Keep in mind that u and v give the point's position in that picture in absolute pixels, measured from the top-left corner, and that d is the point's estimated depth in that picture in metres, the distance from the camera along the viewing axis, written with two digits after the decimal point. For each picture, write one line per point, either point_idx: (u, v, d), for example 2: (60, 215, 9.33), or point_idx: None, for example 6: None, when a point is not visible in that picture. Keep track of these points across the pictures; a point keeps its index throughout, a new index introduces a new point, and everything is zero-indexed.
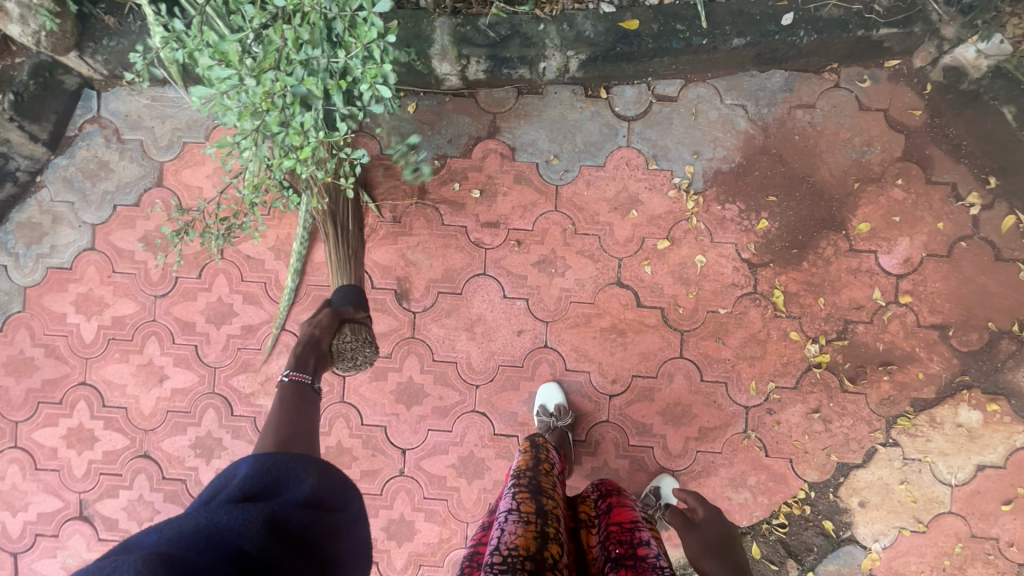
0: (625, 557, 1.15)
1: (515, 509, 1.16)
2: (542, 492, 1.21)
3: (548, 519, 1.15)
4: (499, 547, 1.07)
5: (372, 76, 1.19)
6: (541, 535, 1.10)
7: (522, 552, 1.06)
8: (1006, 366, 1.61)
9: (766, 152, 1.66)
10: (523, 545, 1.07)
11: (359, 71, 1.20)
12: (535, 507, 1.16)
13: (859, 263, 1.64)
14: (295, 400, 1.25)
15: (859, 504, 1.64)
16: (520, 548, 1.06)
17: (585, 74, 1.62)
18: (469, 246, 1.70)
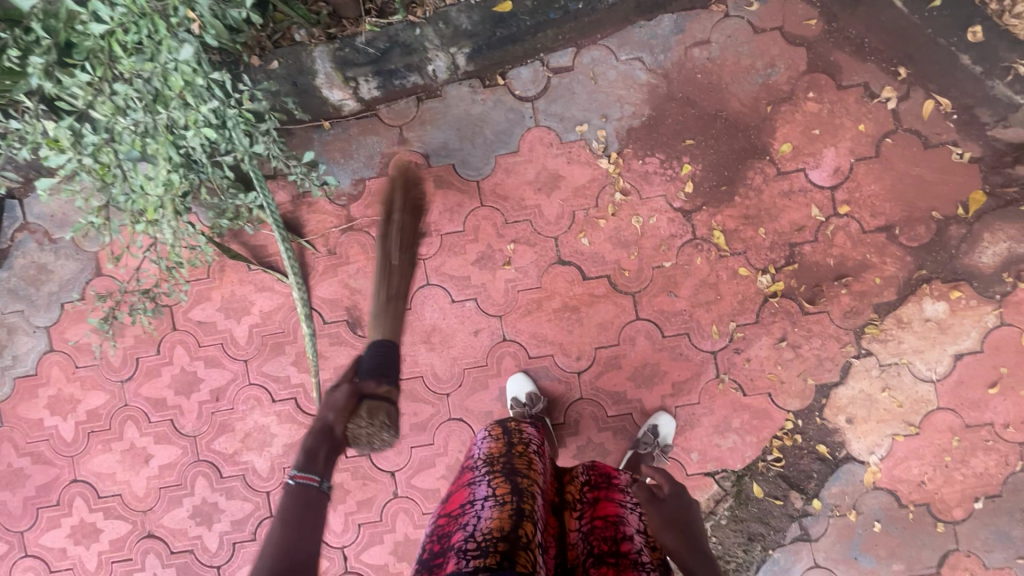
0: (607, 553, 1.12)
1: (492, 491, 1.17)
2: (517, 471, 1.21)
3: (524, 497, 1.15)
4: (474, 533, 1.08)
5: (193, 123, 1.24)
6: (517, 514, 1.11)
7: (496, 534, 1.07)
8: (961, 251, 1.58)
9: (673, 98, 1.64)
10: (497, 527, 1.08)
11: (183, 120, 1.24)
12: (511, 487, 1.16)
13: (792, 185, 1.63)
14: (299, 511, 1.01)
15: (847, 422, 1.62)
16: (494, 531, 1.07)
17: (477, 65, 1.63)
18: (407, 260, 1.71)
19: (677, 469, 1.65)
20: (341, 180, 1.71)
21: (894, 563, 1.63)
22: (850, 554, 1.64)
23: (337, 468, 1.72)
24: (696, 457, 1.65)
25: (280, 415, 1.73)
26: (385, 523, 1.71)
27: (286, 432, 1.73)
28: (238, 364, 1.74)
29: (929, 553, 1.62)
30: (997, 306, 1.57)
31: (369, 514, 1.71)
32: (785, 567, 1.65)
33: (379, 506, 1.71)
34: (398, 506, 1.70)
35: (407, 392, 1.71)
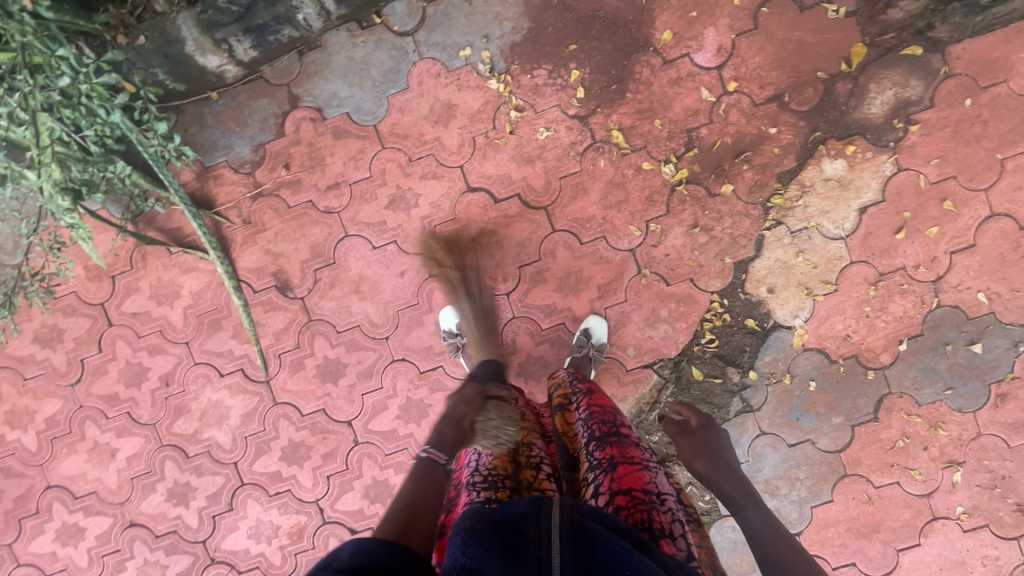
0: (608, 435, 1.13)
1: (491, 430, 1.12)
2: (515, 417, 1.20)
3: (520, 446, 1.12)
4: (478, 467, 1.05)
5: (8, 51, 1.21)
6: (514, 458, 1.08)
7: (502, 473, 1.04)
8: (851, 106, 1.61)
9: (549, 6, 1.64)
10: (501, 466, 1.05)
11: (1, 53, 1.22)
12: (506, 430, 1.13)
13: (679, 72, 1.64)
14: None
15: (768, 292, 1.68)
16: (499, 468, 1.05)
17: (349, 6, 1.63)
18: (322, 216, 1.73)
19: (616, 367, 1.72)
20: (242, 149, 1.71)
21: (834, 416, 1.71)
22: (792, 415, 1.72)
23: (296, 428, 1.77)
24: (632, 352, 1.71)
25: (231, 388, 1.78)
26: (351, 470, 1.77)
27: (240, 404, 1.78)
28: (180, 346, 1.77)
29: (865, 401, 1.70)
30: (892, 154, 1.61)
31: (335, 465, 1.77)
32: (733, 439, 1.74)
33: (343, 456, 1.77)
34: (360, 453, 1.76)
35: (348, 342, 1.75)
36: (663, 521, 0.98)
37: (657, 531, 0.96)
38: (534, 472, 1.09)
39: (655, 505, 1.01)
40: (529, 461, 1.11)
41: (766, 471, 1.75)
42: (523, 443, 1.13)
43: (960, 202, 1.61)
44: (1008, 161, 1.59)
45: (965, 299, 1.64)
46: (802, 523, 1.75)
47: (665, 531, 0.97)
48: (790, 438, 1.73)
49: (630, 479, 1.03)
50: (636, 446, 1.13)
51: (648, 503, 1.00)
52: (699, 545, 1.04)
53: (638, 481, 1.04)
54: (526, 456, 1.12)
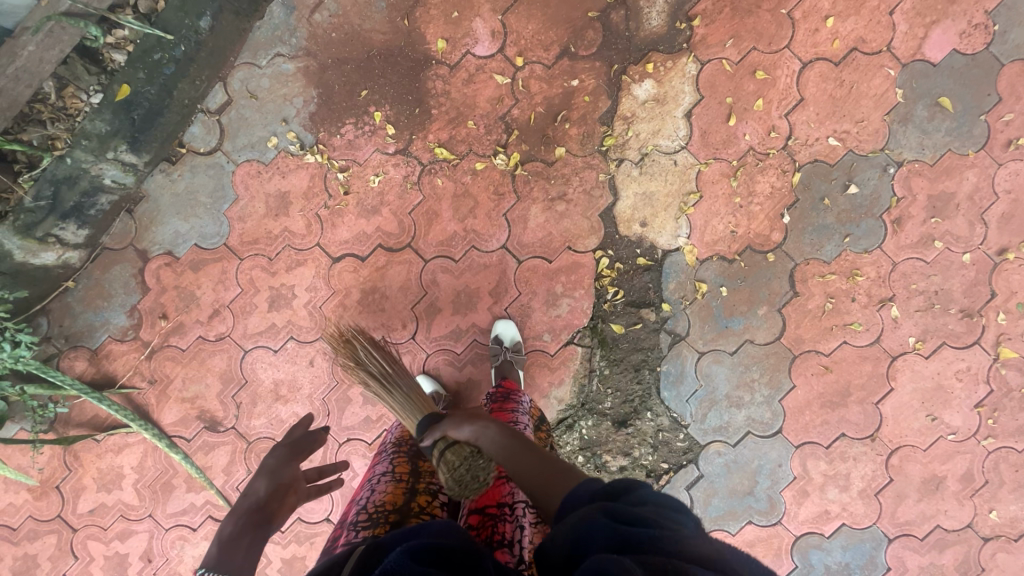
0: None
1: (392, 467, 1.22)
2: (422, 450, 1.27)
3: (421, 476, 1.20)
4: (367, 506, 1.13)
5: None
6: (411, 490, 1.16)
7: (388, 507, 1.11)
8: (633, 29, 1.64)
9: (327, 67, 1.68)
10: (391, 500, 1.12)
11: None
12: (410, 462, 1.23)
13: (468, 71, 1.68)
14: None
15: (642, 226, 1.69)
16: (387, 504, 1.12)
17: (149, 150, 1.66)
18: (217, 345, 1.76)
19: (541, 356, 1.74)
20: (118, 318, 1.75)
21: (758, 309, 1.72)
22: (720, 326, 1.73)
23: (282, 545, 1.78)
24: (549, 337, 1.73)
25: (209, 536, 1.79)
26: None
27: None
28: (146, 520, 1.79)
29: (779, 283, 1.71)
30: (690, 53, 1.64)
31: None
32: (678, 372, 1.74)
33: None
34: None
35: None
36: (506, 531, 1.04)
37: (495, 542, 1.02)
38: (429, 498, 1.15)
39: (505, 516, 1.07)
40: (427, 489, 1.18)
41: (722, 387, 1.74)
42: (424, 472, 1.22)
43: (771, 67, 1.63)
44: (793, 12, 1.63)
45: (819, 150, 1.66)
46: (778, 419, 1.74)
47: (505, 540, 1.02)
48: (729, 347, 1.73)
49: (488, 496, 1.10)
50: None
51: (496, 517, 1.06)
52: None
53: (495, 495, 1.11)
54: (426, 484, 1.19)
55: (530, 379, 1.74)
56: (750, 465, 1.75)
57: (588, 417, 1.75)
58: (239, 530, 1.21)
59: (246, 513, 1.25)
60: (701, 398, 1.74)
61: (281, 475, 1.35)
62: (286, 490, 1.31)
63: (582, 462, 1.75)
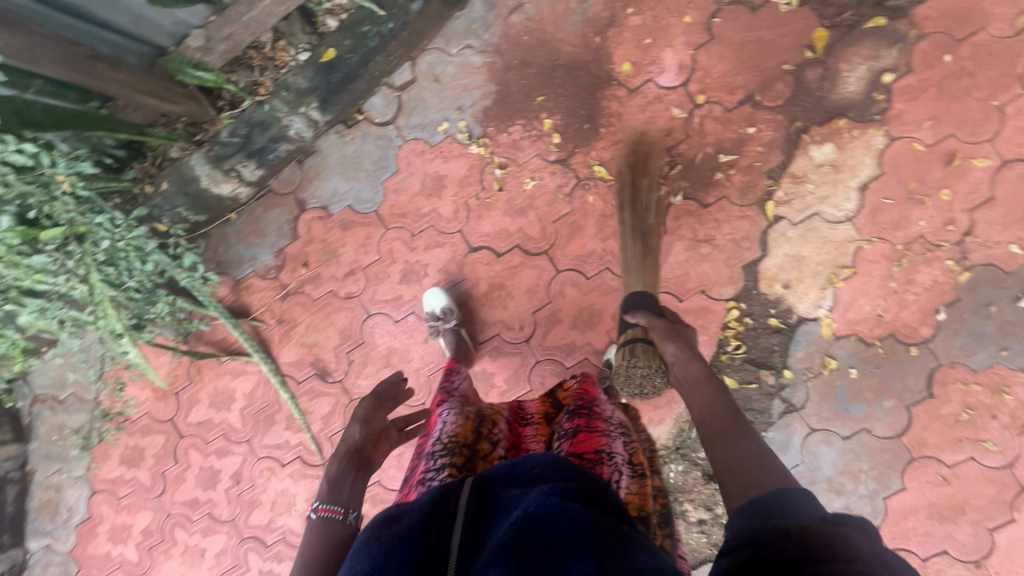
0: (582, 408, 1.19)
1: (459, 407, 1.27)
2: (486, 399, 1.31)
3: (484, 422, 1.22)
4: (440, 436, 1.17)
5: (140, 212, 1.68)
6: (476, 432, 1.18)
7: (457, 441, 1.15)
8: (826, 90, 1.60)
9: (511, 66, 1.74)
10: (461, 435, 1.16)
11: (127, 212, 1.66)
12: (474, 411, 1.26)
13: (646, 98, 1.69)
14: (328, 538, 1.08)
15: (785, 288, 1.65)
16: (458, 437, 1.16)
17: (334, 112, 1.76)
18: (345, 302, 1.86)
19: (649, 391, 1.72)
20: (264, 256, 1.88)
21: (884, 400, 1.64)
22: (840, 407, 1.66)
23: None
24: None
25: (294, 475, 1.90)
26: None
27: (304, 488, 1.89)
28: (243, 445, 1.92)
29: (914, 379, 1.63)
30: (880, 126, 1.58)
31: None
32: (783, 442, 1.69)
33: None
34: None
35: None
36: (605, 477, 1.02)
37: None
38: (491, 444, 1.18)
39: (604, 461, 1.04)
40: (490, 436, 1.20)
41: (826, 469, 1.68)
42: (487, 420, 1.24)
43: (966, 157, 1.55)
44: (1005, 106, 1.54)
45: (997, 254, 1.56)
46: (877, 516, 1.67)
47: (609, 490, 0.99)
48: (843, 431, 1.67)
49: (584, 445, 1.06)
50: (604, 419, 1.17)
51: (593, 466, 1.03)
52: (643, 497, 1.07)
53: (591, 445, 1.07)
54: (489, 433, 1.21)
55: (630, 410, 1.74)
56: None
57: (680, 462, 1.73)
58: (342, 472, 1.24)
59: (347, 457, 1.29)
60: (800, 474, 1.69)
61: (372, 421, 1.39)
62: (378, 435, 1.35)
63: None
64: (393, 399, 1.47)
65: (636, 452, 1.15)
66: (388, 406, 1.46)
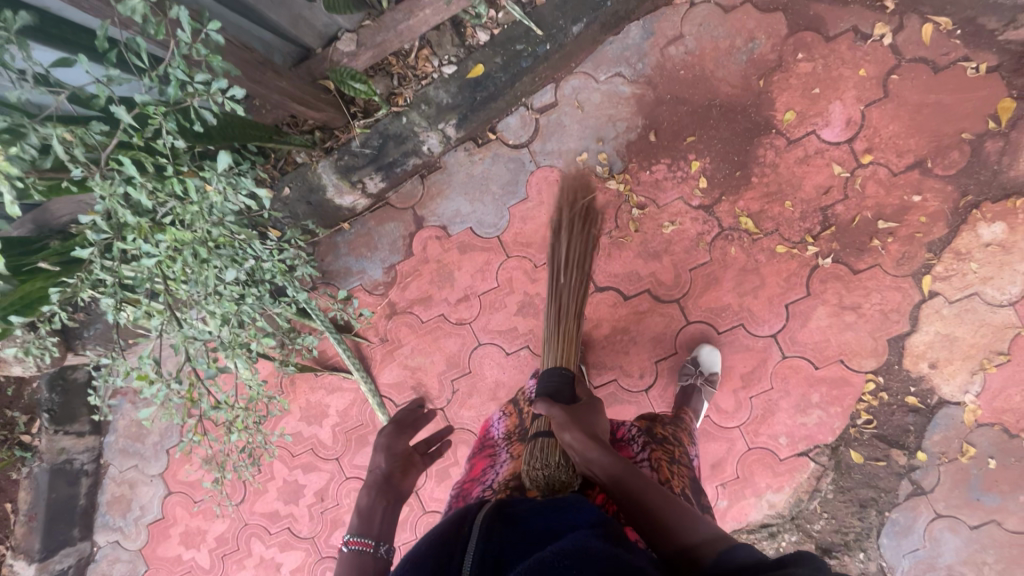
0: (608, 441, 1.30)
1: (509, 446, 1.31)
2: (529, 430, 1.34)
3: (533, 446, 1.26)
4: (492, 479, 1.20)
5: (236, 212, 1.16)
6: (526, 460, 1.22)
7: (508, 479, 1.17)
8: (1004, 165, 1.51)
9: (662, 101, 1.65)
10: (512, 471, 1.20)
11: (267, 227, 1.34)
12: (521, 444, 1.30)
13: (806, 150, 1.60)
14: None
15: (930, 367, 1.58)
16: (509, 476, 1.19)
17: (467, 129, 1.68)
18: (455, 328, 1.78)
19: (769, 456, 1.66)
20: (374, 270, 1.79)
21: (1021, 495, 1.58)
22: (971, 496, 1.60)
23: None
24: (785, 440, 1.65)
25: None
26: None
27: None
28: (332, 462, 1.85)
29: None
30: None
31: None
32: (905, 524, 1.63)
33: None
34: None
35: None
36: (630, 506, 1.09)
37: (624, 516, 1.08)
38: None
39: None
40: None
41: (947, 556, 1.62)
42: None
43: None
44: None
45: None
46: None
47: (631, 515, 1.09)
48: (971, 520, 1.61)
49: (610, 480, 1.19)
50: (627, 443, 1.25)
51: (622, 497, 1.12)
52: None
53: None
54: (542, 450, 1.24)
55: (747, 473, 1.68)
56: None
57: (793, 532, 1.67)
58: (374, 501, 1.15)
59: (372, 485, 1.19)
60: (920, 559, 1.63)
61: (395, 449, 1.27)
62: (405, 462, 1.25)
63: None
64: (414, 425, 1.36)
65: (663, 463, 1.18)
66: (408, 432, 1.34)
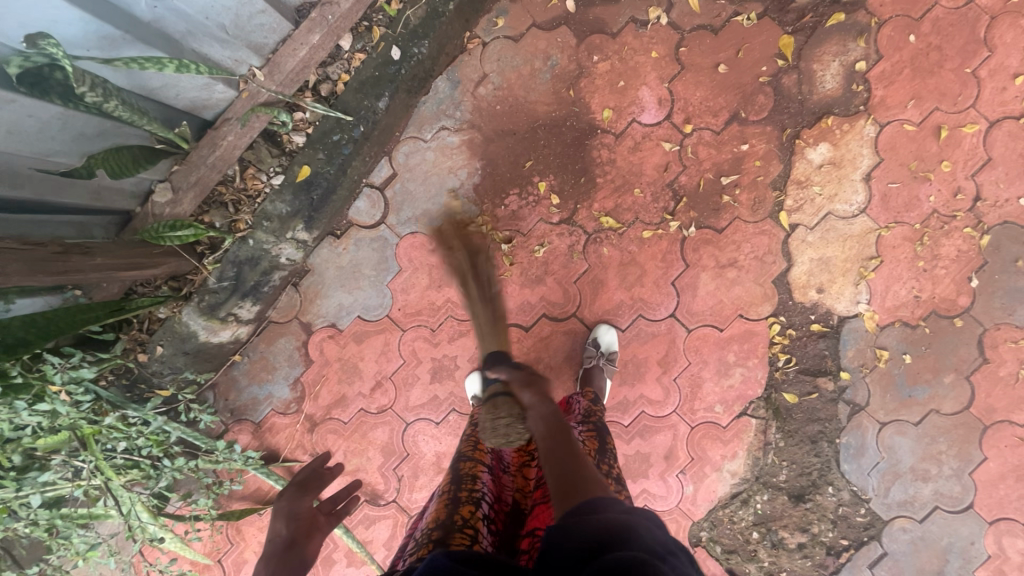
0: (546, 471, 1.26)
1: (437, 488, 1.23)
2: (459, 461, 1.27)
3: (463, 484, 1.19)
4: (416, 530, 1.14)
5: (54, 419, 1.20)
6: (452, 501, 1.15)
7: (432, 526, 1.10)
8: (806, 92, 1.61)
9: (491, 139, 1.70)
10: (434, 518, 1.12)
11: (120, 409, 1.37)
12: (451, 478, 1.22)
13: (634, 138, 1.67)
14: None
15: (819, 292, 1.64)
16: (431, 521, 1.11)
17: (320, 226, 1.69)
18: (379, 417, 1.75)
19: (713, 427, 1.68)
20: (281, 390, 1.75)
21: (944, 377, 1.64)
22: (904, 395, 1.65)
23: None
24: (721, 408, 1.67)
25: None
26: None
27: None
28: None
29: (967, 350, 1.62)
30: (868, 116, 1.60)
31: None
32: (858, 444, 1.66)
33: None
34: None
35: None
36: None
37: None
38: (472, 507, 1.13)
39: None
40: (472, 497, 1.16)
41: (907, 459, 1.66)
42: (468, 478, 1.20)
43: (956, 126, 1.58)
44: (978, 70, 1.57)
45: (1010, 211, 1.58)
46: (969, 493, 1.64)
47: None
48: (913, 417, 1.65)
49: (537, 518, 1.12)
50: None
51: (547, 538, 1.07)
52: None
53: (543, 517, 1.11)
54: (470, 491, 1.17)
55: (700, 452, 1.68)
56: (938, 543, 1.66)
57: (763, 491, 1.68)
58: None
59: (271, 557, 1.10)
60: (884, 471, 1.66)
61: (297, 511, 1.22)
62: (308, 524, 1.19)
63: (757, 538, 1.68)
64: (317, 483, 1.32)
65: None
66: (314, 492, 1.29)
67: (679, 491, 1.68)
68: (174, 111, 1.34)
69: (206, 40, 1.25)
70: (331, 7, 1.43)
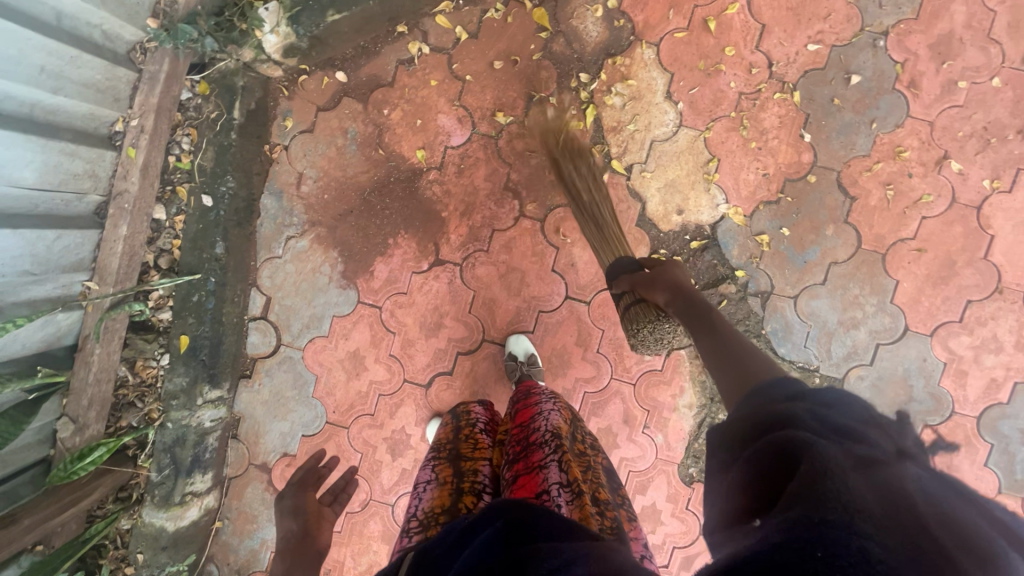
0: (523, 451, 1.19)
1: (433, 471, 1.22)
2: (459, 453, 1.26)
3: (466, 476, 1.20)
4: (418, 512, 1.14)
5: None
6: (458, 491, 1.16)
7: (437, 511, 1.12)
8: (578, 48, 1.67)
9: (334, 225, 1.76)
10: (438, 504, 1.13)
11: None
12: (452, 467, 1.22)
13: (455, 163, 1.73)
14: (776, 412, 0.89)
15: (680, 214, 1.69)
16: (435, 509, 1.12)
17: (227, 377, 1.76)
18: (365, 511, 1.81)
19: (652, 374, 1.74)
20: (270, 532, 1.81)
21: (826, 231, 1.69)
22: (800, 263, 1.70)
23: None
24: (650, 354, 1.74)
25: None
26: None
27: None
28: None
29: (832, 197, 1.68)
30: (641, 42, 1.66)
31: None
32: (783, 325, 1.72)
33: None
34: None
35: None
36: None
37: None
38: (475, 497, 1.15)
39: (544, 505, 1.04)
40: (474, 487, 1.18)
41: (832, 316, 1.71)
42: (469, 471, 1.21)
43: (720, 13, 1.65)
44: None
45: (804, 61, 1.64)
46: (900, 318, 1.70)
47: None
48: (818, 279, 1.71)
49: (524, 488, 1.09)
50: (540, 448, 1.16)
51: None
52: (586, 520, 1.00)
53: (531, 487, 1.09)
54: (472, 482, 1.19)
55: (653, 401, 1.74)
56: (897, 374, 1.71)
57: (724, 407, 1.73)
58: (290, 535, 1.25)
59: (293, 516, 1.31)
60: (818, 337, 1.72)
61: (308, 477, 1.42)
62: None
63: None
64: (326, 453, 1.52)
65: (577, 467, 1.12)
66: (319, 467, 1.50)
67: (652, 444, 1.74)
68: (28, 358, 1.41)
69: (20, 289, 1.32)
70: (123, 196, 1.50)
